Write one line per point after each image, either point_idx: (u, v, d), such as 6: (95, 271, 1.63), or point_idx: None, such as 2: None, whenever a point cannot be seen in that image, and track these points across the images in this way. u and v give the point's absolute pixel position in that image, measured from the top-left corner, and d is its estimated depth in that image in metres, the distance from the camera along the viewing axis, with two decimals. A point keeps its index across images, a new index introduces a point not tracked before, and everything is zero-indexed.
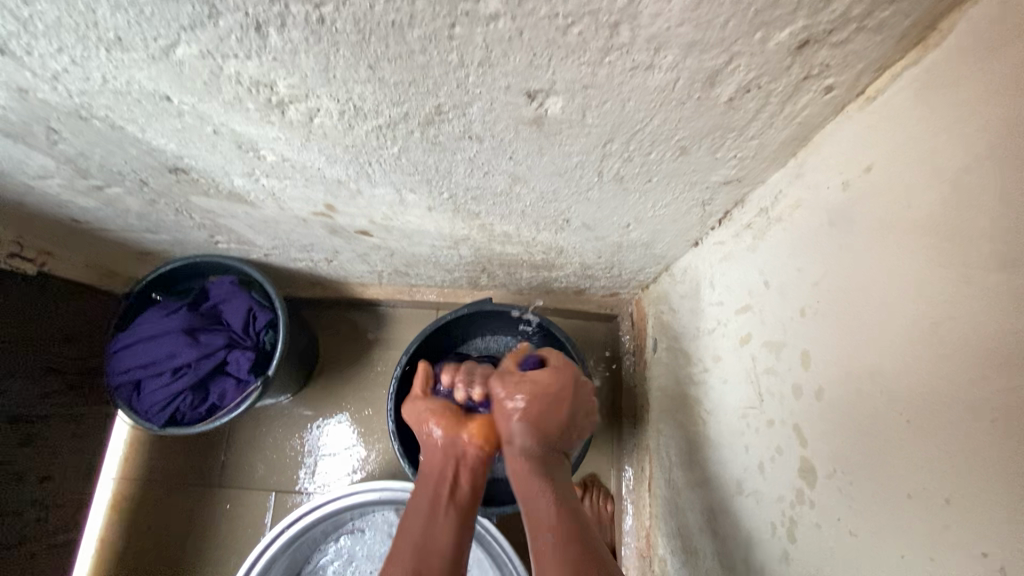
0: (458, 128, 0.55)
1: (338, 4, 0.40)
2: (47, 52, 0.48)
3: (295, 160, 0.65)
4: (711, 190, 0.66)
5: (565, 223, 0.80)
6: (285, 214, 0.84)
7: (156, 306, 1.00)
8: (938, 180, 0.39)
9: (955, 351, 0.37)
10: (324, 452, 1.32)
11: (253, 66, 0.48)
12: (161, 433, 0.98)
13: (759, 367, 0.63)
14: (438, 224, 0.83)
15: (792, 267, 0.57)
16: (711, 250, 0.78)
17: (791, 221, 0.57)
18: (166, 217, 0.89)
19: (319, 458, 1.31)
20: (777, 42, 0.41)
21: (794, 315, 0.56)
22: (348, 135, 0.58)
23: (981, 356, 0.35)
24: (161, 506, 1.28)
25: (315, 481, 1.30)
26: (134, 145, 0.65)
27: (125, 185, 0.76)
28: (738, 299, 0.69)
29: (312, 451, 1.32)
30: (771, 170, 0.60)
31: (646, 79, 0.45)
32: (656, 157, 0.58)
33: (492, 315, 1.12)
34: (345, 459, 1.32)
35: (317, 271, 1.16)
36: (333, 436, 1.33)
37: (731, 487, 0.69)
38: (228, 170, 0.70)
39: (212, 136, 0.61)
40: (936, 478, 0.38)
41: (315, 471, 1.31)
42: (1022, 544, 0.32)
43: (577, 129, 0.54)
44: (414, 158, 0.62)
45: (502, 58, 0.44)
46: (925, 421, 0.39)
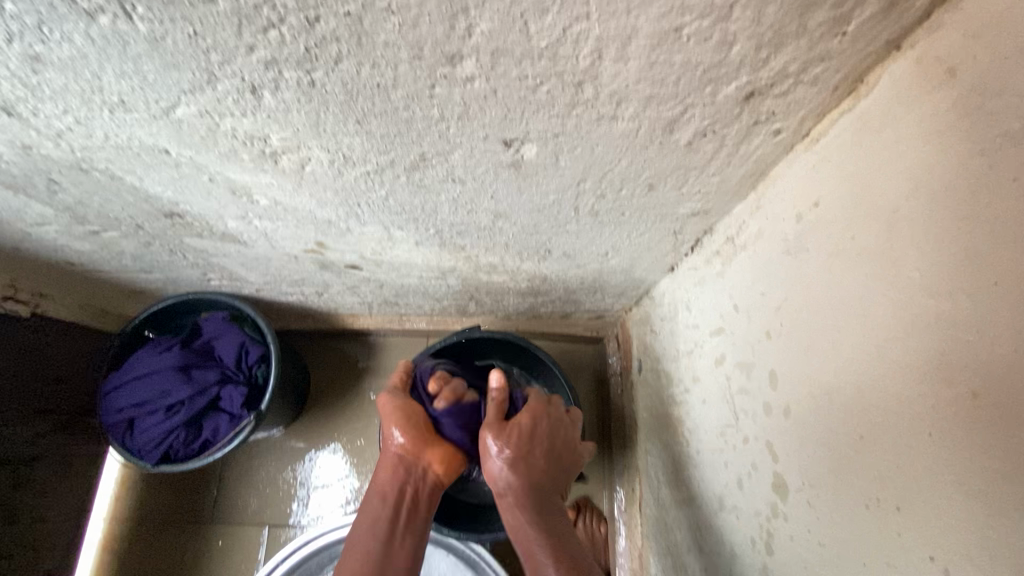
0: (441, 172, 0.59)
1: (327, 70, 0.43)
2: (52, 114, 0.52)
3: (287, 203, 0.68)
4: (681, 221, 0.70)
5: (547, 253, 0.83)
6: (276, 252, 0.87)
7: (149, 345, 1.02)
8: (874, 214, 0.43)
9: (897, 370, 0.40)
10: (318, 483, 1.32)
11: (248, 123, 0.51)
12: (154, 470, 0.98)
13: (733, 387, 0.66)
14: (425, 257, 0.87)
15: (757, 292, 0.60)
16: (685, 275, 0.82)
17: (754, 249, 0.61)
18: (160, 257, 0.91)
19: (313, 490, 1.31)
20: (725, 94, 0.45)
21: (762, 337, 0.60)
22: (337, 181, 0.62)
23: (918, 375, 0.39)
24: (152, 546, 1.27)
25: (309, 514, 1.30)
26: (131, 193, 0.68)
27: (121, 229, 0.79)
28: (712, 322, 0.73)
29: (305, 483, 1.32)
30: (734, 202, 0.64)
31: (611, 127, 0.49)
32: (627, 193, 0.62)
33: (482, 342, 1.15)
34: (338, 489, 1.32)
35: (308, 304, 1.18)
36: (326, 467, 1.33)
37: (714, 504, 0.72)
38: (222, 213, 0.73)
39: (208, 183, 0.64)
40: (888, 489, 0.41)
41: (309, 503, 1.31)
42: (961, 546, 0.36)
43: (552, 171, 0.58)
44: (401, 199, 0.66)
45: (479, 112, 0.48)
46: (874, 436, 0.43)
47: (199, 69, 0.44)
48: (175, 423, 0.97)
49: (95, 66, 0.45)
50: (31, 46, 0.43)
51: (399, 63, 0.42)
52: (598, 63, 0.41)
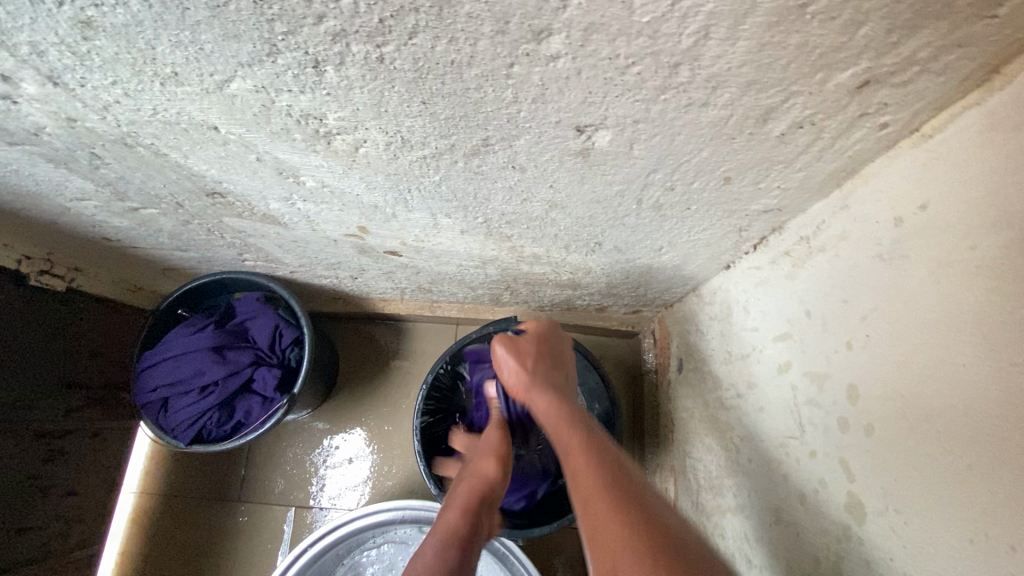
0: (502, 159, 0.55)
1: (399, 44, 0.40)
2: (101, 85, 0.49)
3: (334, 186, 0.65)
4: (750, 218, 0.65)
5: (597, 246, 0.79)
6: (316, 235, 0.84)
7: (183, 324, 1.01)
8: (1000, 223, 0.39)
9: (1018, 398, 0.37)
10: (338, 465, 1.31)
11: (306, 100, 0.48)
12: (187, 449, 0.98)
13: (800, 398, 0.62)
14: (469, 245, 0.83)
15: (837, 298, 0.56)
16: (744, 275, 0.78)
17: (835, 251, 0.57)
18: (198, 236, 0.89)
19: (333, 472, 1.31)
20: (837, 82, 0.41)
21: (839, 347, 0.56)
22: (391, 165, 0.58)
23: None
24: (181, 521, 1.28)
25: (327, 492, 1.30)
26: (175, 171, 0.65)
27: (161, 207, 0.77)
28: (776, 327, 0.68)
29: (326, 464, 1.32)
30: (814, 200, 0.60)
31: (699, 115, 0.45)
32: (698, 187, 0.58)
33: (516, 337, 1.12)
34: (359, 470, 1.31)
35: (341, 287, 1.16)
36: (347, 449, 1.32)
37: (767, 516, 0.68)
38: (265, 194, 0.70)
39: (255, 163, 0.61)
40: (996, 525, 0.38)
41: (326, 481, 1.31)
42: None
43: (623, 160, 0.54)
44: (454, 186, 0.62)
45: (557, 94, 0.44)
46: (983, 467, 0.39)
47: (261, 41, 0.41)
48: (208, 403, 0.96)
49: (150, 34, 0.42)
50: (83, 11, 0.40)
51: (479, 38, 0.38)
52: (702, 42, 0.37)
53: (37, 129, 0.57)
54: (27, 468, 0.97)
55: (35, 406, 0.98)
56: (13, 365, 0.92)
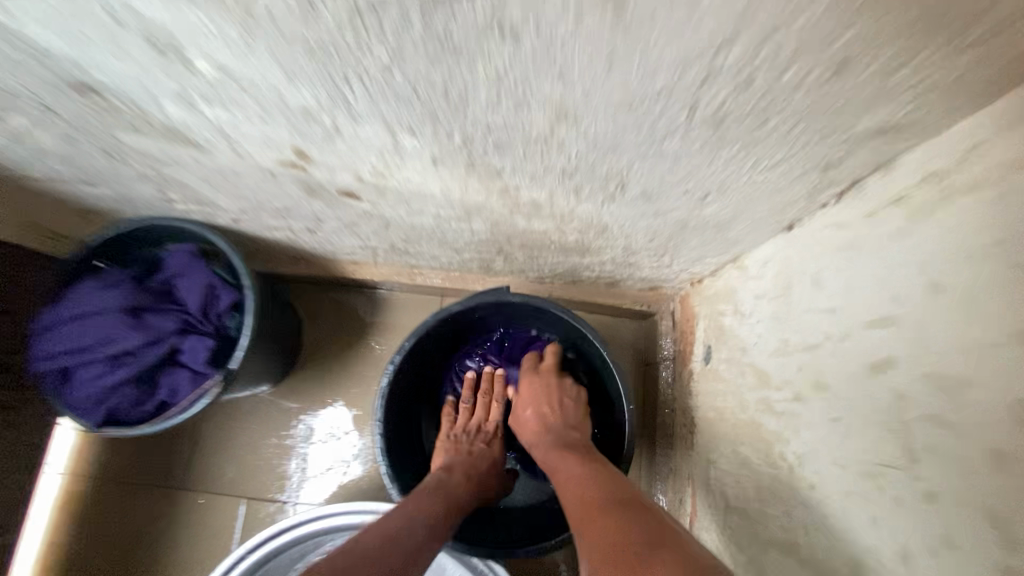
0: (483, 12, 0.34)
1: None
2: None
3: (241, 74, 0.45)
4: (849, 144, 0.45)
5: (617, 191, 0.59)
6: (246, 164, 0.64)
7: (93, 277, 0.81)
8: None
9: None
10: (315, 442, 1.13)
11: None
12: (96, 431, 0.80)
13: (912, 411, 0.42)
14: (446, 186, 0.63)
15: (1001, 261, 0.36)
16: (816, 236, 0.57)
17: (1001, 188, 0.36)
18: (99, 162, 0.69)
19: (309, 449, 1.13)
20: None
21: (1002, 338, 0.35)
22: (312, 26, 0.38)
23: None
24: (114, 508, 1.10)
25: (306, 473, 1.12)
26: (10, 40, 0.45)
27: (27, 110, 0.57)
28: (870, 307, 0.48)
29: (301, 439, 1.14)
30: (964, 109, 0.39)
31: None
32: (791, 78, 0.37)
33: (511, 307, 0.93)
34: (343, 447, 1.14)
35: (299, 244, 0.96)
36: (326, 424, 1.14)
37: (839, 570, 0.49)
38: (153, 90, 0.49)
39: (112, 22, 0.40)
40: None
41: (307, 461, 1.13)
42: None
43: (680, 16, 0.33)
44: (413, 72, 0.41)
45: None
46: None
47: None
48: (120, 378, 0.77)
49: None
50: None
51: None
52: None
53: None
54: None
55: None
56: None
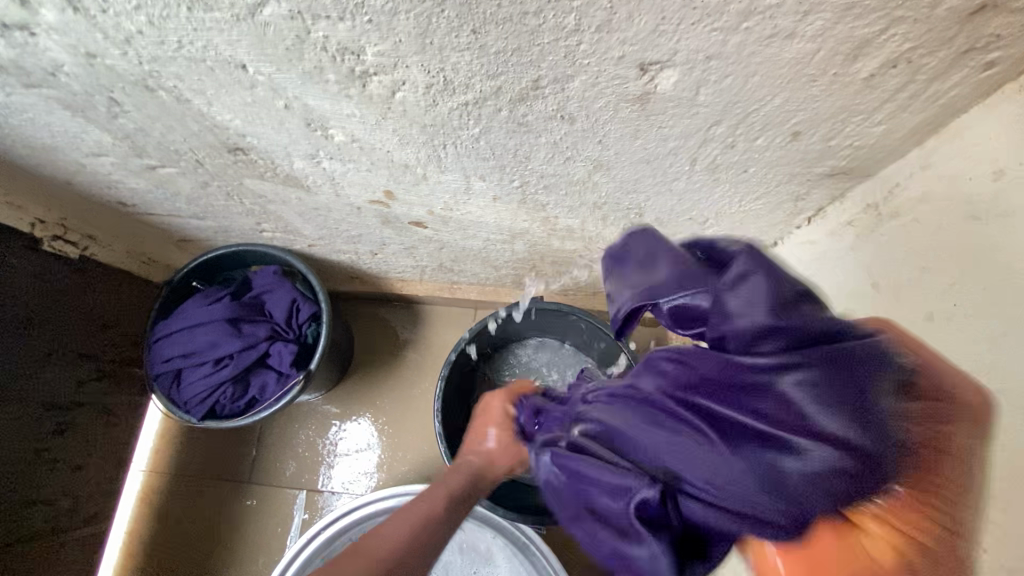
0: (551, 106, 0.51)
1: None
2: (123, 10, 0.45)
3: (364, 140, 0.61)
4: (811, 183, 0.61)
5: (636, 217, 0.75)
6: (339, 201, 0.81)
7: (198, 295, 0.97)
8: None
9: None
10: (342, 452, 1.27)
11: (344, 30, 0.44)
12: (199, 425, 0.94)
13: None
14: (499, 216, 0.79)
15: (913, 266, 0.51)
16: (793, 251, 0.73)
17: (912, 216, 0.52)
18: (216, 202, 0.86)
19: (339, 458, 1.27)
20: (948, 6, 0.36)
21: (917, 320, 0.51)
22: (428, 114, 0.54)
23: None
24: (189, 500, 1.24)
25: (337, 479, 1.26)
26: (197, 121, 0.62)
27: (180, 165, 0.73)
28: (834, 303, 0.63)
29: (333, 451, 1.28)
30: (887, 161, 0.55)
31: (781, 49, 0.41)
32: (762, 143, 0.53)
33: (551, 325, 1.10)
34: (368, 457, 1.27)
35: (359, 265, 1.12)
36: (351, 435, 1.28)
37: None
38: (291, 151, 0.66)
39: (282, 111, 0.57)
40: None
41: (335, 469, 1.27)
42: None
43: (684, 109, 0.49)
44: (493, 140, 0.58)
45: (625, 21, 0.40)
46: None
47: None
48: (223, 377, 0.93)
49: None
50: None
51: None
52: None
53: (53, 66, 0.53)
54: (36, 440, 0.95)
55: (35, 374, 0.94)
56: (9, 329, 0.88)
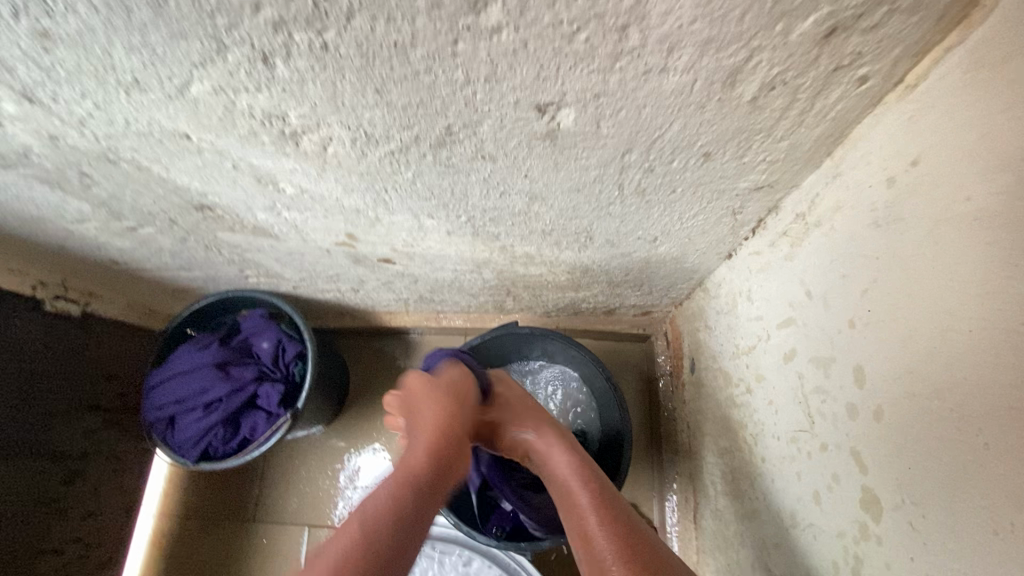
0: (470, 148, 0.54)
1: (340, 30, 0.39)
2: (72, 98, 0.50)
3: (313, 191, 0.65)
4: (741, 197, 0.62)
5: (587, 241, 0.77)
6: (309, 246, 0.85)
7: (190, 342, 1.03)
8: (1011, 166, 0.34)
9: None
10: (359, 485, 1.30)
11: (264, 99, 0.48)
12: (194, 468, 0.98)
13: (807, 386, 0.57)
14: (458, 248, 0.82)
15: (835, 274, 0.52)
16: (744, 262, 0.74)
17: (831, 225, 0.53)
18: (198, 254, 0.91)
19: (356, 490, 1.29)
20: (800, 32, 0.38)
21: (843, 327, 0.51)
22: (362, 163, 0.58)
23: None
24: (196, 542, 1.27)
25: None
26: (161, 185, 0.67)
27: (156, 224, 0.79)
28: (779, 312, 0.64)
29: (350, 484, 1.30)
30: (805, 172, 0.56)
31: (660, 83, 0.43)
32: (679, 166, 0.55)
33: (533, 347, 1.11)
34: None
35: (345, 302, 1.16)
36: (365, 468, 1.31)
37: (783, 521, 0.62)
38: (251, 205, 0.71)
39: (232, 171, 0.62)
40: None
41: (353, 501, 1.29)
42: None
43: (593, 141, 0.52)
44: (429, 182, 0.61)
45: (508, 71, 0.43)
46: (1006, 444, 0.34)
47: (207, 37, 0.41)
48: (214, 420, 0.97)
49: (104, 39, 0.42)
50: (39, 20, 0.41)
51: (415, 14, 0.38)
52: None
53: (25, 149, 0.59)
54: (45, 490, 1.00)
55: (45, 427, 1.00)
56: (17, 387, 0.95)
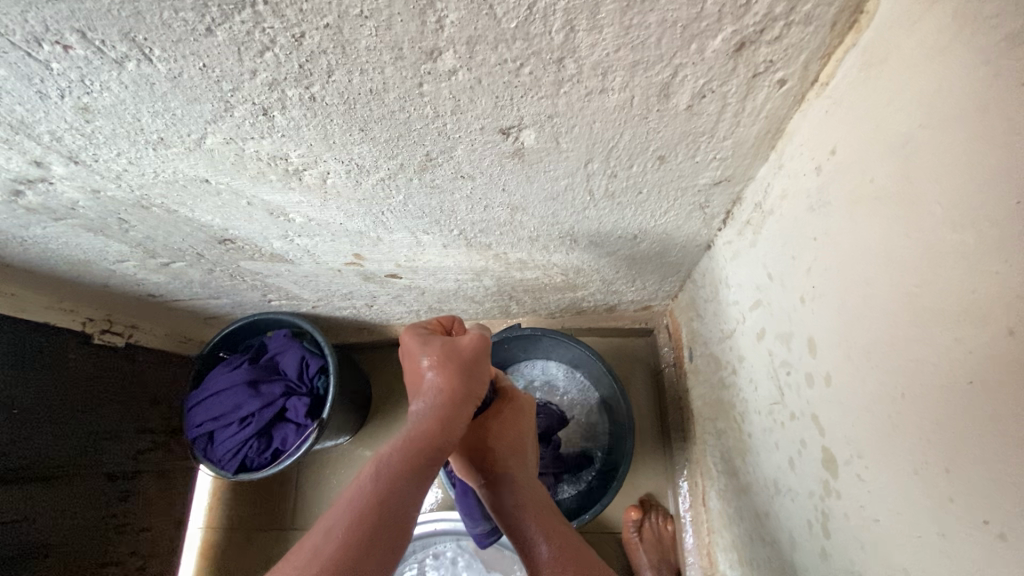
0: (450, 170, 0.61)
1: (323, 83, 0.47)
2: (109, 158, 0.59)
3: (320, 219, 0.73)
4: (705, 192, 0.67)
5: (573, 243, 0.83)
6: (321, 267, 0.93)
7: (223, 363, 1.12)
8: (905, 148, 0.38)
9: (947, 316, 0.35)
10: None
11: (268, 144, 0.56)
12: (234, 478, 1.07)
13: (776, 361, 0.62)
14: (456, 259, 0.89)
15: (788, 256, 0.57)
16: (721, 252, 0.78)
17: (781, 212, 0.58)
18: (224, 283, 1.00)
19: None
20: (713, 49, 0.43)
21: (797, 303, 0.55)
22: (359, 191, 0.66)
23: (960, 317, 0.34)
24: (241, 550, 1.36)
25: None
26: (188, 224, 0.75)
27: (186, 259, 0.88)
28: (750, 296, 0.68)
29: None
30: (756, 165, 0.60)
31: (603, 101, 0.49)
32: (639, 169, 0.61)
33: (541, 348, 1.15)
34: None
35: (361, 317, 1.24)
36: None
37: (769, 490, 0.67)
38: (266, 235, 0.79)
39: (248, 207, 0.70)
40: (949, 452, 0.36)
41: None
42: (1005, 503, 0.32)
43: (557, 154, 0.58)
44: (419, 202, 0.68)
45: (470, 104, 0.49)
46: (929, 396, 0.37)
47: (216, 100, 0.49)
48: (248, 433, 1.06)
49: (133, 109, 0.51)
50: (80, 98, 0.49)
51: (384, 66, 0.45)
52: (572, 35, 0.41)
53: (72, 204, 0.69)
54: (101, 508, 1.12)
55: (94, 453, 1.11)
56: (66, 417, 1.06)
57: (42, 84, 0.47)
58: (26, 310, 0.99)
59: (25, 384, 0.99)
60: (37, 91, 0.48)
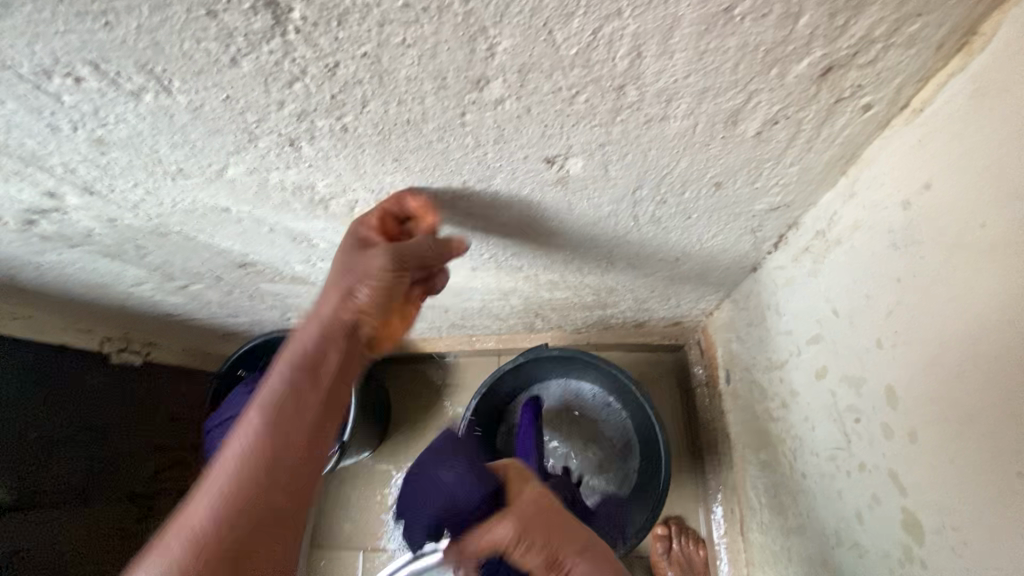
0: (486, 198, 0.57)
1: (357, 114, 0.43)
2: (126, 188, 0.55)
3: (344, 244, 0.69)
4: (759, 217, 0.62)
5: (609, 265, 0.78)
6: None
7: (242, 384, 1.09)
8: (1005, 194, 0.35)
9: (1019, 377, 0.35)
10: None
11: (294, 174, 0.52)
12: None
13: (841, 404, 0.57)
14: (484, 281, 0.85)
15: (859, 293, 0.52)
16: (770, 276, 0.73)
17: (851, 243, 0.53)
18: (243, 303, 0.97)
19: None
20: (796, 74, 0.38)
21: (871, 346, 0.51)
22: None
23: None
24: None
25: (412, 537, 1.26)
26: (207, 250, 0.72)
27: (204, 282, 0.84)
28: (808, 328, 0.63)
29: None
30: (821, 190, 0.55)
31: (662, 128, 0.44)
32: (691, 195, 0.56)
33: (568, 367, 1.09)
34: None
35: None
36: None
37: (829, 538, 0.62)
38: (287, 259, 0.75)
39: (270, 234, 0.66)
40: (1016, 514, 0.36)
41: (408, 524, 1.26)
42: None
43: (604, 182, 0.53)
44: (450, 229, 0.64)
45: (515, 133, 0.45)
46: (1010, 459, 0.36)
47: (240, 131, 0.45)
48: None
49: (151, 140, 0.47)
50: (94, 131, 0.46)
51: (425, 95, 0.40)
52: (638, 61, 0.37)
53: (87, 231, 0.65)
54: (121, 529, 1.09)
55: (109, 473, 1.08)
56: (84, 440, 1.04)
57: (53, 117, 0.44)
58: (44, 333, 0.98)
59: (29, 410, 0.96)
60: (48, 124, 0.45)
